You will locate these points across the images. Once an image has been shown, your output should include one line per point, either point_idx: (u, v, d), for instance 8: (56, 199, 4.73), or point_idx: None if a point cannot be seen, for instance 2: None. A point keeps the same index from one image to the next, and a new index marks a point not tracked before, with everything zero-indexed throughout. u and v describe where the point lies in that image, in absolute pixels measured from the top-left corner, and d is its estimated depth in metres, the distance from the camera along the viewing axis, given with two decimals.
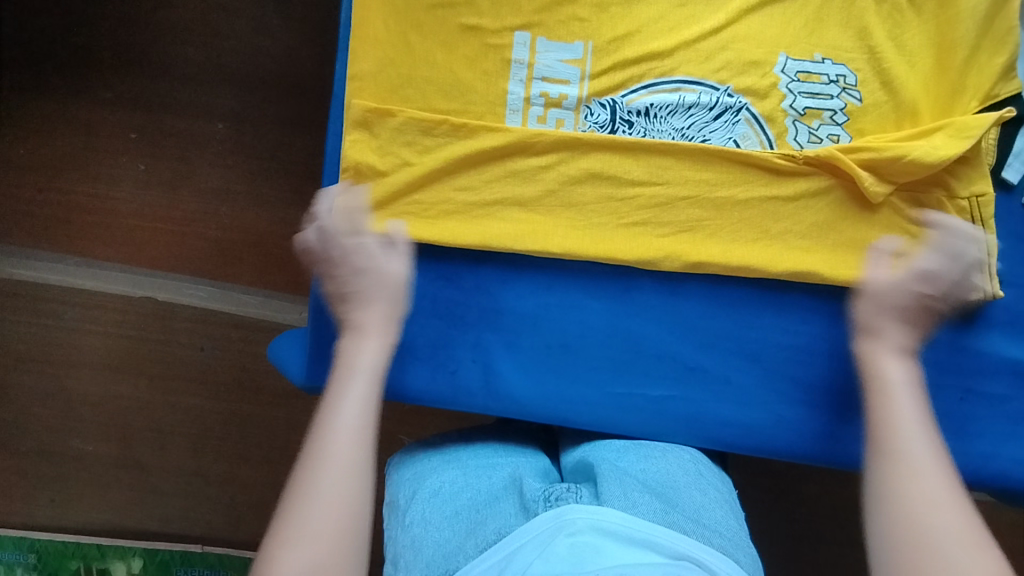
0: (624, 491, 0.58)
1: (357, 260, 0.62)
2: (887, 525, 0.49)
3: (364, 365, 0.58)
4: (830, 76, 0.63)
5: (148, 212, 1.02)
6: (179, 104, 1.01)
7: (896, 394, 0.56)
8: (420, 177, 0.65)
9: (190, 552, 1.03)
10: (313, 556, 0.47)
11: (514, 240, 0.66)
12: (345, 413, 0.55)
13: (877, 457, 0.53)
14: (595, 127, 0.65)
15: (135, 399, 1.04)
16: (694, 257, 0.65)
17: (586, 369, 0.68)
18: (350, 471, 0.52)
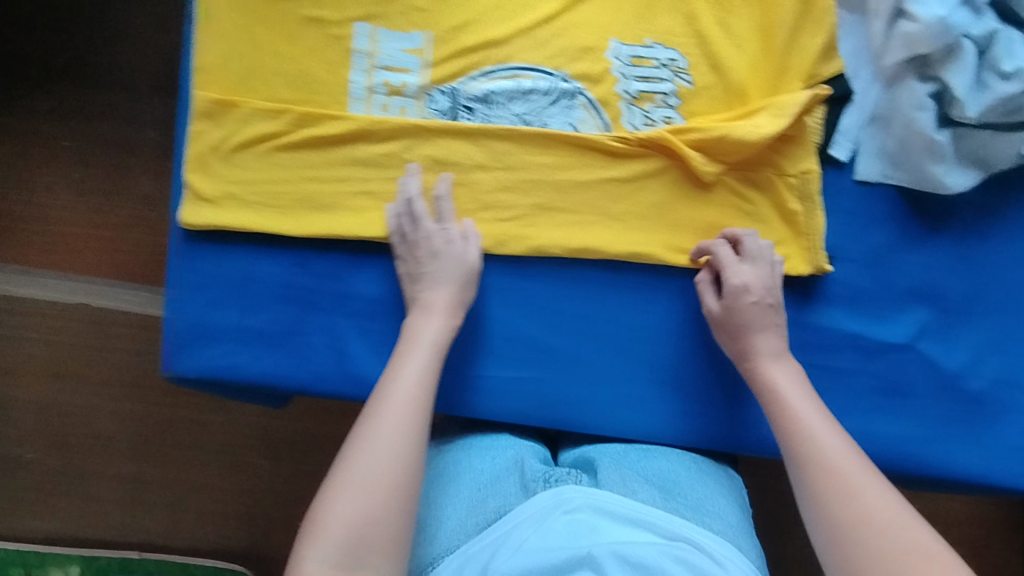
0: (622, 479, 0.62)
1: (433, 247, 0.64)
2: (827, 532, 0.51)
3: (427, 338, 0.61)
4: (662, 60, 0.65)
5: (83, 217, 1.03)
6: (109, 110, 1.02)
7: (787, 403, 0.58)
8: (276, 170, 0.67)
9: (129, 559, 1.03)
10: (369, 511, 0.51)
11: (362, 226, 0.67)
12: (409, 382, 0.58)
13: (800, 468, 0.55)
14: (437, 114, 0.66)
15: (70, 404, 1.05)
16: (538, 241, 0.67)
17: (439, 352, 0.69)
18: (409, 437, 0.56)
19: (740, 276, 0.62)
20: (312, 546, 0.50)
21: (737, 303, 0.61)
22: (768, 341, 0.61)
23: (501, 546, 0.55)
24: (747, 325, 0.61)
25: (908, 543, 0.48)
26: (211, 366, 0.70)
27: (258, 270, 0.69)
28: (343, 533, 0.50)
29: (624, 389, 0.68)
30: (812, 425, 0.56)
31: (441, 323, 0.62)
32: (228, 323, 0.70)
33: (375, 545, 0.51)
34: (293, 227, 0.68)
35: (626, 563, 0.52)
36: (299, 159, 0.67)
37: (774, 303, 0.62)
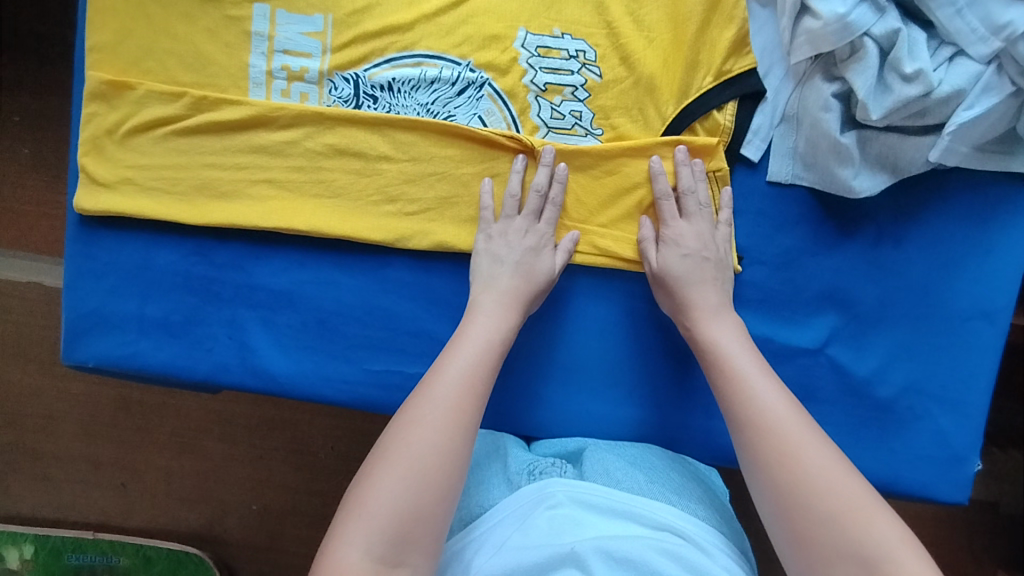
0: (606, 468, 0.60)
1: (529, 243, 0.62)
2: (772, 501, 0.51)
3: (490, 332, 0.58)
4: (570, 51, 0.63)
5: (23, 197, 1.00)
6: (53, 86, 1.00)
7: (728, 361, 0.58)
8: (176, 154, 0.65)
9: (80, 539, 0.98)
10: (417, 504, 0.48)
11: (261, 216, 0.65)
12: (467, 369, 0.56)
13: (751, 435, 0.54)
14: (338, 101, 0.64)
15: (13, 385, 1.03)
16: (441, 237, 0.65)
17: (344, 347, 0.67)
18: (462, 429, 0.52)
19: (677, 230, 0.62)
20: (354, 534, 0.46)
21: (665, 255, 0.61)
22: (707, 297, 0.61)
23: (484, 543, 0.53)
24: (689, 281, 0.61)
25: (844, 503, 0.48)
26: (109, 355, 0.67)
27: (155, 258, 0.67)
28: (387, 523, 0.47)
29: (535, 391, 0.67)
30: (751, 383, 0.56)
31: (497, 314, 0.60)
32: (127, 311, 0.67)
33: (418, 541, 0.48)
34: (189, 216, 0.65)
35: (609, 558, 0.49)
36: (199, 145, 0.65)
37: (711, 258, 0.62)
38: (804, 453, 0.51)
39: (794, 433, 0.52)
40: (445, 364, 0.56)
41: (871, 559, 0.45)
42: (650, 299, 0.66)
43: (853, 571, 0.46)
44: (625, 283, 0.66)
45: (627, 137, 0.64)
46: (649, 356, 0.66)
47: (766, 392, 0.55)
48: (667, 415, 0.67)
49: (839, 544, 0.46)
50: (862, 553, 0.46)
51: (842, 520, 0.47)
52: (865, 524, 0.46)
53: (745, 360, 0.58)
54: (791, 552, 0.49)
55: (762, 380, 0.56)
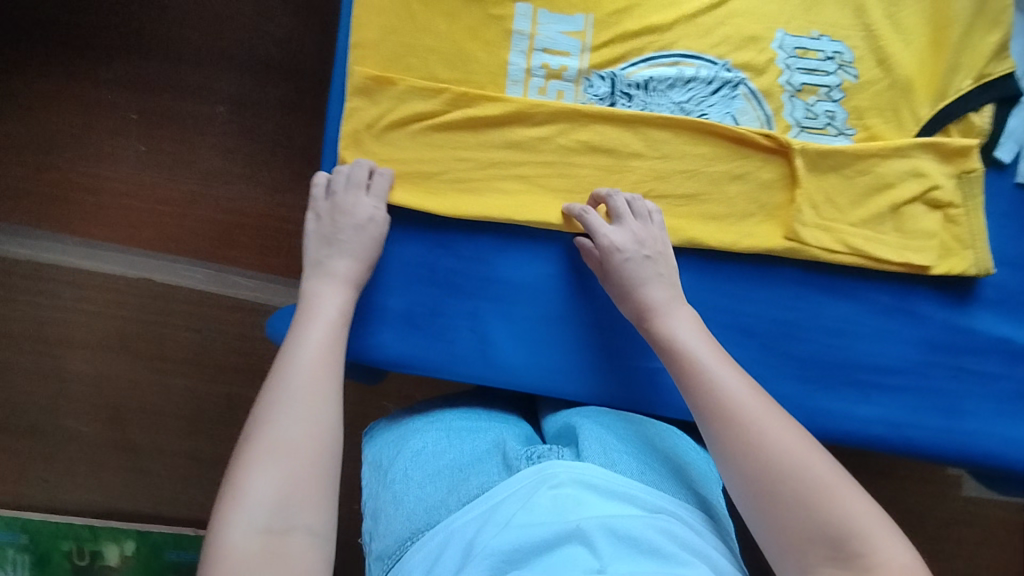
0: (604, 448, 0.60)
1: (353, 220, 0.64)
2: (745, 490, 0.50)
3: (324, 314, 0.60)
4: (827, 53, 0.64)
5: (144, 192, 1.03)
6: (183, 86, 1.03)
7: (685, 350, 0.57)
8: (430, 150, 0.66)
9: (182, 536, 1.03)
10: (292, 470, 0.50)
11: (512, 210, 0.66)
12: (318, 344, 0.58)
13: (709, 424, 0.53)
14: (595, 99, 0.66)
15: (126, 380, 1.04)
16: (691, 234, 0.66)
17: (580, 339, 0.69)
18: (261, 405, 0.54)
19: (610, 235, 0.62)
20: (232, 511, 0.48)
21: (611, 261, 0.62)
22: (659, 293, 0.61)
23: (488, 522, 0.52)
24: (643, 278, 0.61)
25: (831, 480, 0.48)
26: (348, 344, 0.68)
27: (400, 251, 0.68)
28: (265, 495, 0.48)
29: (547, 363, 0.68)
30: (713, 370, 0.55)
31: (337, 293, 0.62)
32: (369, 303, 0.68)
33: (301, 503, 0.49)
34: (440, 208, 0.66)
35: (614, 535, 0.49)
36: (453, 140, 0.66)
37: (651, 254, 0.62)
38: (776, 438, 0.51)
39: (759, 420, 0.52)
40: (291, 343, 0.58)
41: (842, 538, 0.46)
42: (894, 299, 0.68)
43: (820, 551, 0.46)
44: (864, 283, 0.68)
45: (880, 137, 0.65)
46: (887, 355, 0.68)
47: (727, 379, 0.54)
48: (905, 415, 0.68)
49: (810, 527, 0.47)
50: (830, 532, 0.46)
51: (819, 504, 0.47)
52: (834, 504, 0.47)
53: (686, 344, 0.57)
54: (768, 532, 0.49)
55: (725, 367, 0.55)
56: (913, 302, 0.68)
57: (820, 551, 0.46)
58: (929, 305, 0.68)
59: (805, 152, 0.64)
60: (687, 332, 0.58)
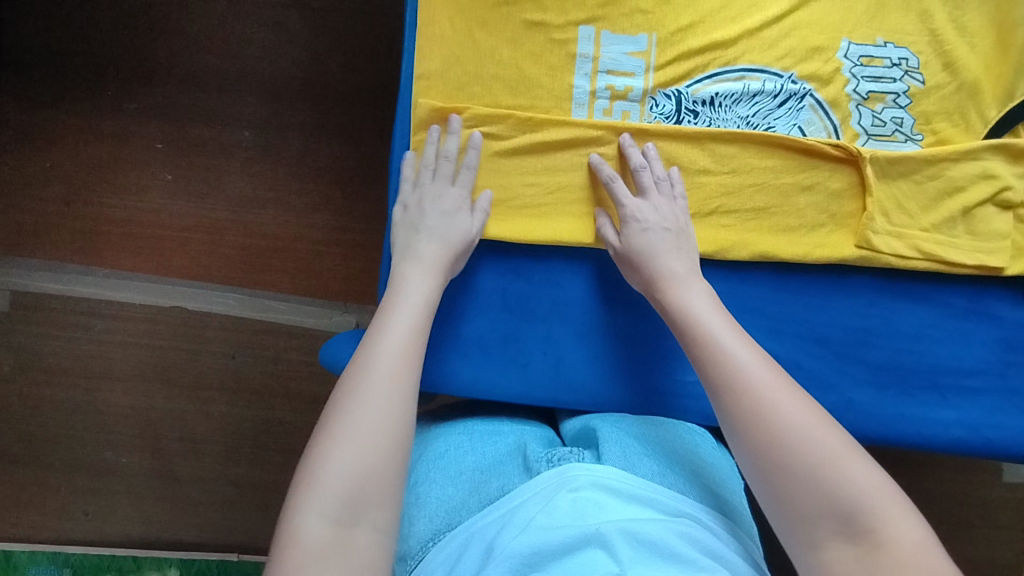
0: (624, 452, 0.60)
1: (442, 208, 0.63)
2: (755, 465, 0.49)
3: (412, 296, 0.58)
4: (893, 59, 0.64)
5: (175, 221, 1.03)
6: (208, 112, 1.03)
7: (702, 327, 0.56)
8: (497, 177, 0.67)
9: (227, 562, 1.03)
10: (365, 463, 0.47)
11: (582, 233, 0.66)
12: (399, 334, 0.55)
13: (725, 397, 0.51)
14: (660, 117, 0.66)
15: (165, 410, 1.03)
16: (763, 247, 0.66)
17: (654, 357, 0.69)
18: (350, 384, 0.52)
19: (634, 206, 0.63)
20: (307, 501, 0.45)
21: (630, 231, 0.63)
22: (676, 265, 0.61)
23: (507, 524, 0.52)
24: (657, 251, 0.62)
25: (837, 453, 0.47)
26: (424, 374, 0.68)
27: (473, 278, 0.68)
28: (340, 487, 0.46)
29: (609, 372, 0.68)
30: (729, 342, 0.54)
31: (423, 279, 0.60)
32: (444, 331, 0.69)
33: (374, 498, 0.46)
34: (511, 235, 0.66)
35: (634, 539, 0.48)
36: (520, 166, 0.66)
37: (672, 228, 0.63)
38: (790, 411, 0.49)
39: (774, 392, 0.50)
40: (374, 332, 0.55)
41: (852, 511, 0.44)
42: (968, 301, 0.68)
43: (828, 526, 0.45)
44: (934, 286, 0.68)
45: (950, 141, 0.65)
46: (963, 357, 0.67)
47: (742, 353, 0.53)
48: (983, 416, 0.67)
49: (820, 501, 0.45)
50: (844, 506, 0.44)
51: (827, 475, 0.46)
52: (842, 475, 0.45)
53: (705, 320, 0.56)
54: (779, 507, 0.47)
55: (736, 340, 0.54)
56: (986, 302, 0.68)
57: (830, 526, 0.45)
58: (1003, 305, 0.67)
59: (876, 160, 0.64)
60: (700, 307, 0.58)
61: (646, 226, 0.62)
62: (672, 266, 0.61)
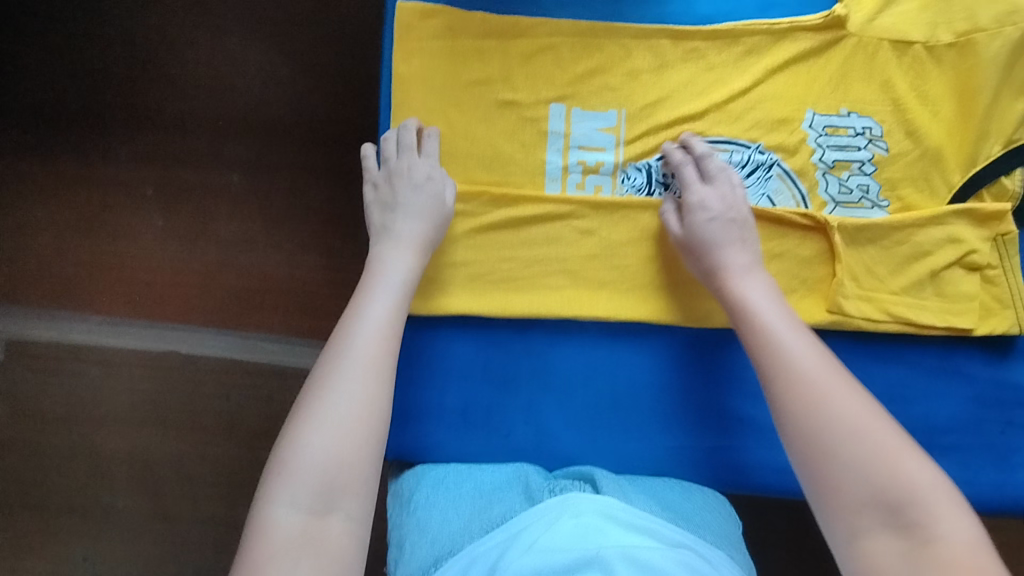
0: (621, 488, 0.63)
1: (412, 180, 0.64)
2: (805, 454, 0.52)
3: (391, 277, 0.61)
4: (857, 128, 0.66)
5: (166, 266, 1.03)
6: (197, 158, 1.03)
7: (756, 319, 0.59)
8: (475, 250, 0.68)
9: None
10: (337, 451, 0.51)
11: (559, 306, 0.67)
12: (376, 315, 0.58)
13: (781, 388, 0.55)
14: (632, 190, 0.67)
15: (161, 451, 1.02)
16: None
17: (635, 422, 0.69)
18: (328, 368, 0.55)
19: (698, 194, 0.63)
20: (277, 492, 0.50)
21: (694, 220, 0.63)
22: (737, 257, 0.62)
23: (510, 548, 0.56)
24: (718, 242, 0.62)
25: (888, 447, 0.50)
26: (409, 448, 0.69)
27: (453, 349, 0.69)
28: (309, 476, 0.50)
29: (597, 440, 0.69)
30: (793, 337, 0.57)
31: (401, 258, 0.62)
32: (426, 403, 0.69)
33: (347, 487, 0.51)
34: (489, 309, 0.67)
35: (636, 564, 0.50)
36: (497, 240, 0.68)
37: (738, 218, 0.63)
38: (845, 407, 0.52)
39: (831, 388, 0.53)
40: (352, 314, 0.59)
41: (902, 506, 0.47)
42: (942, 359, 0.68)
43: (876, 519, 0.48)
44: (909, 347, 0.68)
45: (915, 207, 0.66)
46: (938, 414, 0.68)
47: (798, 346, 0.56)
48: (962, 474, 0.68)
49: (869, 494, 0.48)
50: (892, 500, 0.48)
51: (885, 470, 0.49)
52: (902, 472, 0.48)
53: (757, 308, 0.59)
54: (822, 496, 0.51)
55: (795, 333, 0.57)
56: (958, 359, 0.68)
57: (878, 518, 0.48)
58: (974, 363, 0.68)
59: (844, 228, 0.65)
60: (752, 293, 0.60)
61: (713, 219, 0.62)
62: (731, 258, 0.62)
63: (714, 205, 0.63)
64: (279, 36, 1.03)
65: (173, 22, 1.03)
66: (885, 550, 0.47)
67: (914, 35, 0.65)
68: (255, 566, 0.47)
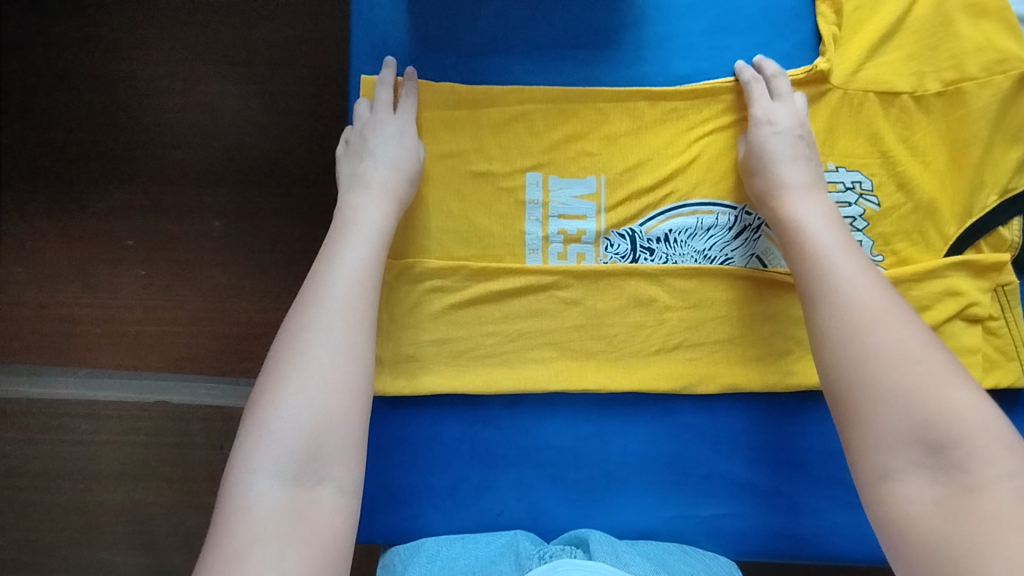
0: (615, 550, 0.60)
1: (384, 131, 0.62)
2: (841, 374, 0.51)
3: (369, 222, 0.59)
4: (847, 183, 0.64)
5: (150, 316, 1.00)
6: (176, 205, 1.00)
7: (804, 239, 0.57)
8: (456, 326, 0.65)
9: None
10: (324, 414, 0.49)
11: (546, 380, 0.65)
12: (353, 267, 0.56)
13: (824, 309, 0.53)
14: (616, 257, 0.65)
15: (157, 504, 0.99)
16: (730, 379, 0.65)
17: (632, 493, 0.67)
18: (312, 320, 0.53)
19: (766, 109, 0.62)
20: (257, 461, 0.47)
21: (757, 133, 0.62)
22: (795, 175, 0.60)
23: None
24: (774, 159, 0.60)
25: (934, 380, 0.47)
26: (397, 532, 0.67)
27: (440, 428, 0.67)
28: (293, 443, 0.48)
29: (593, 512, 0.67)
30: (836, 266, 0.54)
31: (376, 207, 0.60)
32: (414, 485, 0.67)
33: (335, 453, 0.49)
34: (473, 386, 0.65)
35: None
36: (478, 315, 0.65)
37: (803, 135, 0.61)
38: (893, 335, 0.50)
39: (879, 313, 0.51)
40: (331, 263, 0.56)
41: (941, 441, 0.45)
42: None
43: (909, 453, 0.46)
44: None
45: (911, 261, 0.64)
46: None
47: (846, 269, 0.54)
48: None
49: (905, 421, 0.46)
50: (930, 434, 0.45)
51: (922, 403, 0.46)
52: (943, 406, 0.46)
53: (806, 229, 0.57)
54: (853, 417, 0.49)
55: (845, 257, 0.55)
56: None
57: (913, 456, 0.46)
58: None
59: None
60: (797, 211, 0.58)
61: (783, 134, 0.61)
62: (785, 174, 0.60)
63: (785, 123, 0.61)
64: (254, 76, 1.00)
65: (148, 70, 1.00)
66: (917, 494, 0.45)
67: (902, 86, 0.63)
68: (235, 546, 0.44)
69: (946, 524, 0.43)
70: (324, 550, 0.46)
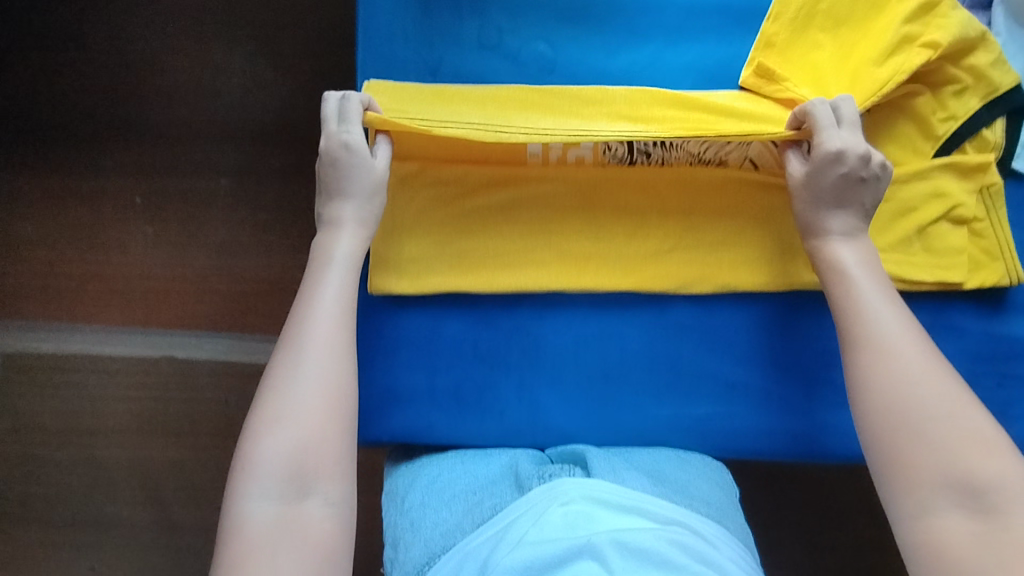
0: (613, 468, 0.62)
1: (339, 164, 0.61)
2: (876, 419, 0.52)
3: (342, 256, 0.59)
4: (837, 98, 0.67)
5: (157, 271, 1.02)
6: (182, 161, 1.02)
7: (845, 283, 0.58)
8: (460, 228, 0.67)
9: None
10: (308, 442, 0.51)
11: (546, 279, 0.67)
12: (333, 302, 0.57)
13: (856, 352, 0.55)
14: (615, 161, 0.67)
15: (163, 460, 1.01)
16: (723, 279, 0.67)
17: (631, 393, 0.69)
18: (294, 359, 0.54)
19: (834, 141, 0.59)
20: (248, 487, 0.50)
21: (823, 172, 0.60)
22: (843, 216, 0.60)
23: (501, 542, 0.53)
24: (827, 200, 0.60)
25: (970, 430, 0.49)
26: (402, 431, 0.68)
27: (442, 329, 0.69)
28: (279, 468, 0.50)
29: (592, 412, 0.69)
30: (870, 313, 0.56)
31: (347, 246, 0.60)
32: (416, 385, 0.69)
33: (321, 472, 0.51)
34: (475, 285, 0.67)
35: (624, 549, 0.48)
36: (481, 218, 0.68)
37: (865, 176, 0.60)
38: (926, 381, 0.51)
39: (911, 358, 0.53)
40: (306, 302, 0.57)
41: (976, 484, 0.47)
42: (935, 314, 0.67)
43: (949, 498, 0.47)
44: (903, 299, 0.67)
45: (897, 163, 0.66)
46: None
47: (881, 313, 0.56)
48: None
49: (941, 467, 0.48)
50: (965, 479, 0.47)
51: (961, 453, 0.48)
52: (978, 458, 0.48)
53: (844, 274, 0.59)
54: (884, 458, 0.51)
55: (883, 303, 0.56)
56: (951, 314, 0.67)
57: (954, 497, 0.47)
58: (968, 316, 0.67)
59: None
60: (841, 259, 0.59)
61: (844, 175, 0.59)
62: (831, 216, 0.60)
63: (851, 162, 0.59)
64: (257, 33, 1.02)
65: (154, 25, 1.03)
66: (955, 529, 0.47)
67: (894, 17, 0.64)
68: (231, 563, 0.47)
69: (984, 557, 0.45)
70: (321, 562, 0.49)
